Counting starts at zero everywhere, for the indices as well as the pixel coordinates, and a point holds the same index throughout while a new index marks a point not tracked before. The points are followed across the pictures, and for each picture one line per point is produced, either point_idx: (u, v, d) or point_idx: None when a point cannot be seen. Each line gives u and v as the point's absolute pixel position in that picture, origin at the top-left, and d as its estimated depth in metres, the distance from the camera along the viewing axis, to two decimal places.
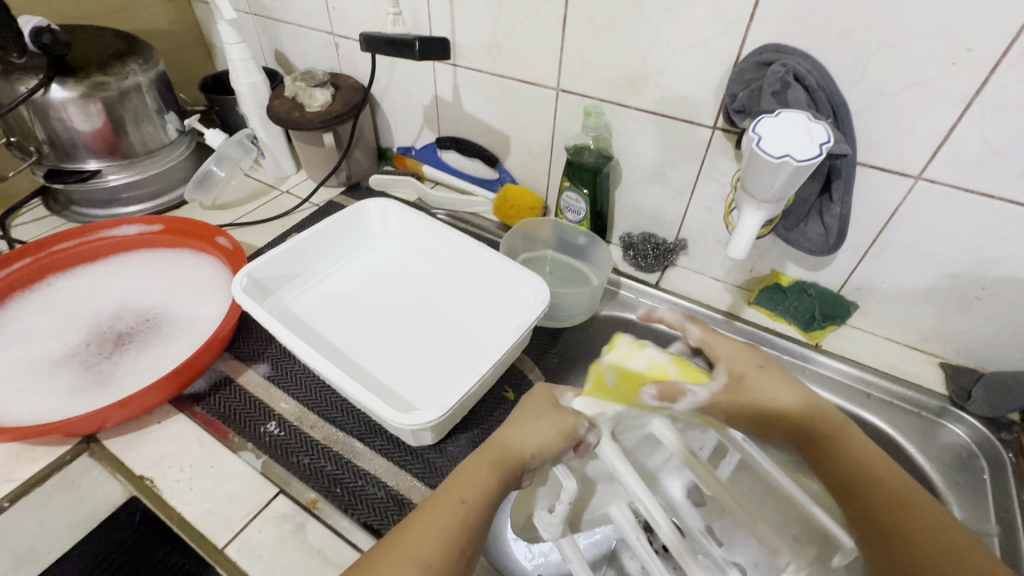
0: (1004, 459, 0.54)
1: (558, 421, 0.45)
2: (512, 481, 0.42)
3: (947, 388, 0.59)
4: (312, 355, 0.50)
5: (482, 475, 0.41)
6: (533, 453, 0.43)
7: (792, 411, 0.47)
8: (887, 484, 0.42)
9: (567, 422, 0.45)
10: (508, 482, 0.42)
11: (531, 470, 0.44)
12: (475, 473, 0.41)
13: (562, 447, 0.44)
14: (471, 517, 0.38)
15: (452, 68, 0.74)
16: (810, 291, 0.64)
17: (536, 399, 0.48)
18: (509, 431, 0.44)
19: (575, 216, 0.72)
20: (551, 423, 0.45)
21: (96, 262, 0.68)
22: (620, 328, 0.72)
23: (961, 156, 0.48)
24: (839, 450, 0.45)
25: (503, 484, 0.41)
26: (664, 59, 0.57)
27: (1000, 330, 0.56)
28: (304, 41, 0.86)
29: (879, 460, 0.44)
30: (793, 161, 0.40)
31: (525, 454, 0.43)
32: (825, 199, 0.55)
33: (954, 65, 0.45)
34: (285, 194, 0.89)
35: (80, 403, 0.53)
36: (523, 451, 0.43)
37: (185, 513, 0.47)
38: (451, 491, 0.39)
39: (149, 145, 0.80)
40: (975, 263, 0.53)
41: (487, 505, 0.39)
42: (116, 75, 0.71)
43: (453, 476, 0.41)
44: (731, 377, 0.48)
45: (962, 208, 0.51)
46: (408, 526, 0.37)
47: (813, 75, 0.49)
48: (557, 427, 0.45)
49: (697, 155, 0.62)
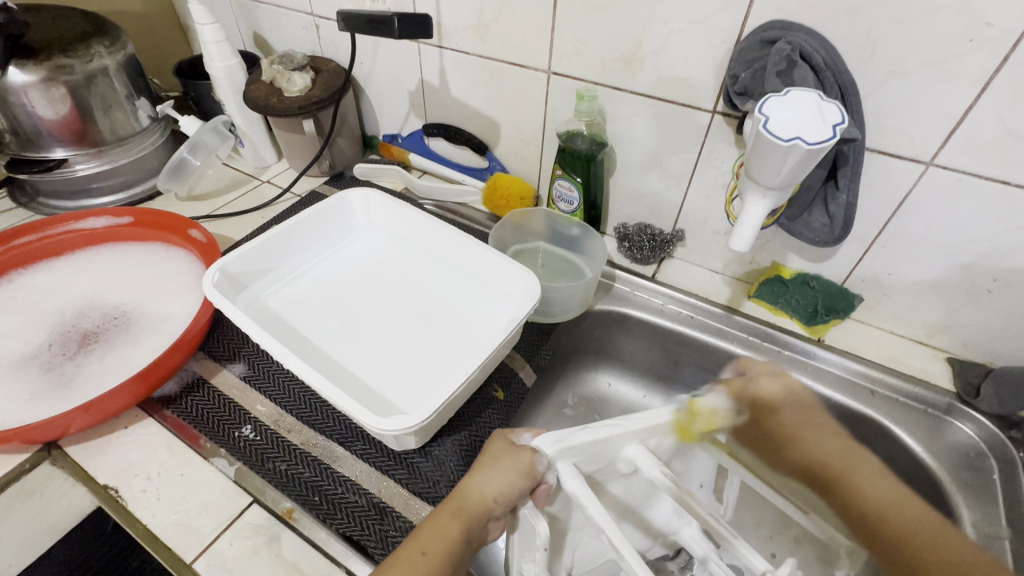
0: (1014, 458, 0.52)
1: (514, 462, 0.41)
2: (476, 531, 0.40)
3: (954, 384, 0.57)
4: (288, 356, 0.47)
5: (444, 526, 0.40)
6: (494, 497, 0.41)
7: (812, 455, 0.50)
8: (881, 513, 0.45)
9: (525, 459, 0.41)
10: (471, 536, 0.40)
11: (495, 517, 0.42)
12: (437, 525, 0.40)
13: (523, 489, 0.40)
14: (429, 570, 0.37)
15: (438, 51, 0.71)
16: (813, 283, 0.61)
17: (491, 446, 0.45)
18: (466, 484, 0.42)
19: (568, 206, 0.69)
20: (508, 462, 0.42)
21: (62, 257, 0.64)
22: (614, 322, 0.69)
23: (976, 140, 0.45)
24: (850, 491, 0.47)
25: (466, 535, 0.40)
26: (661, 37, 0.54)
27: (1010, 323, 0.54)
28: (284, 23, 0.82)
29: (879, 494, 0.46)
30: (803, 144, 0.37)
31: (486, 501, 0.41)
32: (831, 187, 0.52)
33: (971, 42, 0.42)
34: (266, 184, 0.85)
35: (41, 408, 0.49)
36: (483, 497, 0.41)
37: (151, 525, 0.45)
38: (411, 543, 0.38)
39: (120, 133, 0.75)
40: (988, 253, 0.51)
41: (452, 554, 0.38)
42: (81, 58, 0.67)
43: (415, 531, 0.40)
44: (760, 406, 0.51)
45: (974, 195, 0.48)
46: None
47: (821, 54, 0.45)
48: (514, 470, 0.41)
49: (696, 141, 0.59)
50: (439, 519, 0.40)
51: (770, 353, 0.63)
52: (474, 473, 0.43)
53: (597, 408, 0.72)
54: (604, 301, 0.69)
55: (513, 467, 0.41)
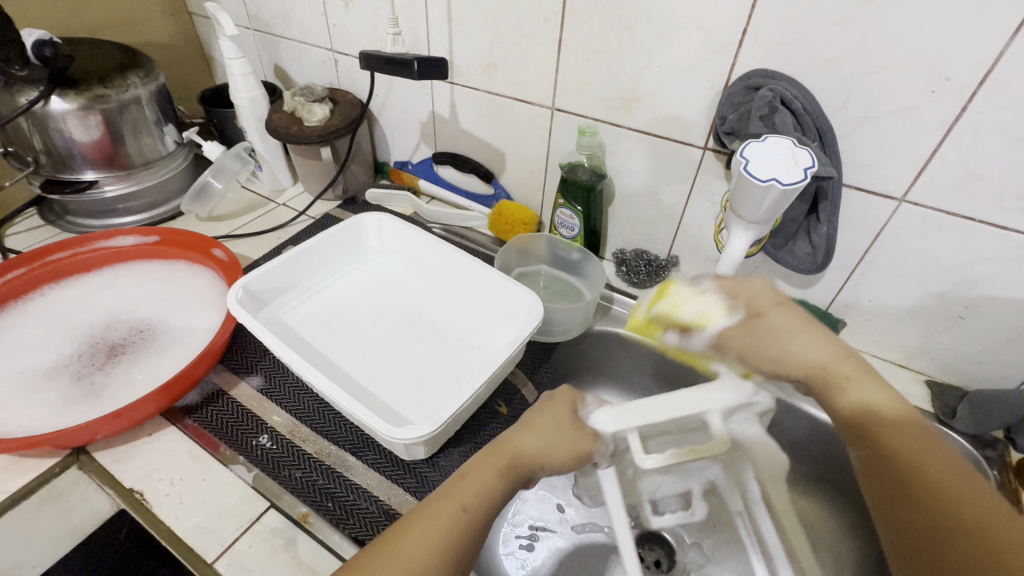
0: (988, 476, 0.55)
1: (576, 442, 0.45)
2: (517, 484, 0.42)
3: (932, 405, 0.60)
4: (307, 368, 0.50)
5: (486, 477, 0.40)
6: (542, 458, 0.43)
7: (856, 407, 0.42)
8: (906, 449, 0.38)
9: (580, 442, 0.45)
10: (515, 486, 0.42)
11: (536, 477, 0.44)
12: (483, 475, 0.40)
13: (569, 463, 0.45)
14: (472, 525, 0.37)
15: (450, 86, 0.76)
16: (799, 308, 0.65)
17: (552, 409, 0.47)
18: (512, 435, 0.44)
19: (569, 232, 0.73)
20: (568, 439, 0.45)
21: (90, 273, 0.68)
22: (612, 343, 0.73)
23: (942, 180, 0.50)
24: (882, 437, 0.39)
25: (509, 488, 0.41)
26: (656, 80, 0.59)
27: (983, 347, 0.57)
28: (305, 57, 0.87)
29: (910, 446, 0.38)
30: (779, 184, 0.41)
31: (534, 462, 0.43)
32: (813, 219, 0.56)
33: (933, 93, 0.46)
34: (281, 207, 0.89)
35: (70, 415, 0.52)
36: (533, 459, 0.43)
37: (174, 527, 0.47)
38: (453, 497, 0.38)
39: (147, 157, 0.80)
40: (959, 282, 0.55)
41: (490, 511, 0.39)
42: (117, 87, 0.71)
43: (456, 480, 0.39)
44: (749, 314, 0.48)
45: (943, 228, 0.52)
46: (408, 525, 0.36)
47: (800, 100, 0.50)
48: (570, 445, 0.45)
49: (689, 174, 0.63)
50: (485, 472, 0.40)
51: None
52: (530, 429, 0.45)
53: None
54: (602, 322, 0.72)
55: (566, 440, 0.45)
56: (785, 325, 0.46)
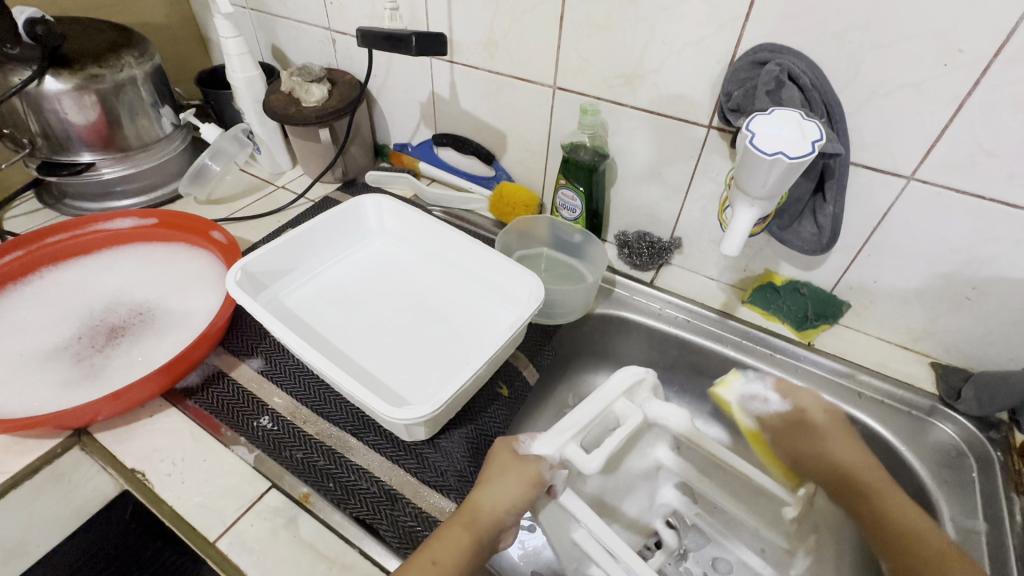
0: (991, 457, 0.54)
1: (525, 471, 0.44)
2: (487, 541, 0.43)
3: (937, 387, 0.60)
4: (306, 350, 0.49)
5: (455, 538, 0.42)
6: (504, 509, 0.43)
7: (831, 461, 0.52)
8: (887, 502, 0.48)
9: (531, 470, 0.44)
10: (484, 542, 0.43)
11: (506, 526, 0.44)
12: (449, 535, 0.42)
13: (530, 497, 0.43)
14: None
15: (449, 65, 0.74)
16: (803, 290, 0.64)
17: (497, 453, 0.47)
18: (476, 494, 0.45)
19: (572, 214, 0.72)
20: (517, 474, 0.44)
21: (89, 256, 0.68)
22: (614, 326, 0.72)
23: (952, 157, 0.49)
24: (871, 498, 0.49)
25: (477, 544, 0.42)
26: (660, 57, 0.57)
27: (989, 329, 0.57)
28: (302, 37, 0.86)
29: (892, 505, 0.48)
30: (786, 158, 0.40)
31: (495, 514, 0.43)
32: (819, 199, 0.55)
33: (945, 67, 0.45)
34: (280, 189, 0.88)
35: (71, 396, 0.52)
36: (493, 511, 0.43)
37: (176, 507, 0.47)
38: (423, 555, 0.41)
39: (144, 139, 0.79)
40: (966, 263, 0.54)
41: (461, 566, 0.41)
42: (111, 67, 0.70)
43: (425, 544, 0.42)
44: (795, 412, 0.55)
45: (952, 207, 0.51)
46: None
47: (807, 75, 0.49)
48: (522, 479, 0.44)
49: (693, 154, 0.62)
50: (451, 533, 0.42)
51: (763, 356, 0.65)
52: (484, 480, 0.45)
53: None
54: (604, 305, 0.72)
55: (515, 476, 0.44)
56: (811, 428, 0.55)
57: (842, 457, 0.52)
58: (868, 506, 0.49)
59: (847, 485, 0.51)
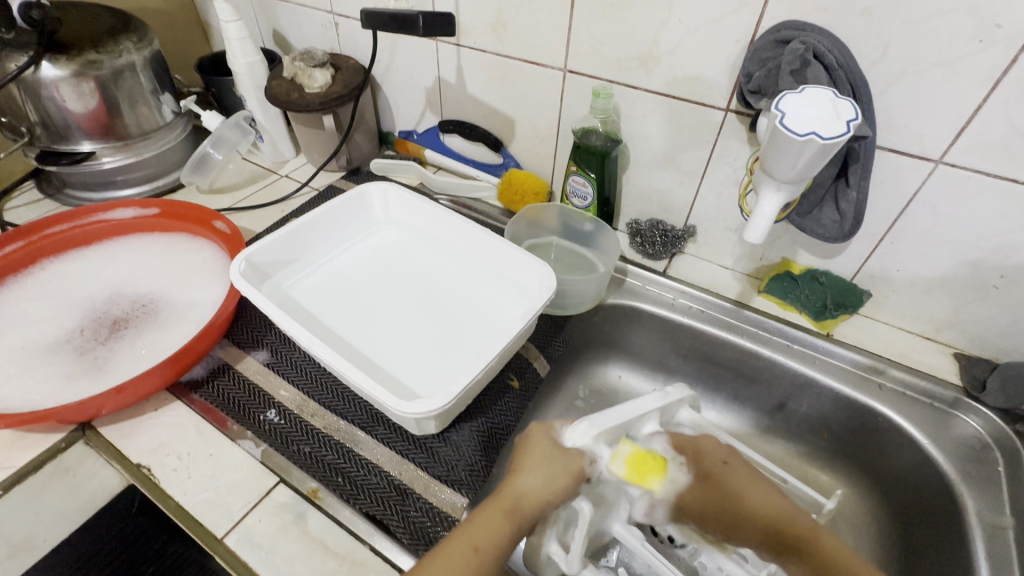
0: (1018, 451, 0.53)
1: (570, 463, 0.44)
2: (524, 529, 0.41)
3: (960, 379, 0.58)
4: (313, 342, 0.48)
5: (493, 521, 0.40)
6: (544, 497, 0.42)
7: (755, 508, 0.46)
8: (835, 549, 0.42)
9: (573, 463, 0.44)
10: (523, 531, 0.41)
11: (545, 516, 0.42)
12: (489, 520, 0.40)
13: (569, 491, 0.43)
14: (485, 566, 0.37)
15: (455, 48, 0.72)
16: (822, 279, 0.63)
17: (537, 437, 0.46)
18: (515, 476, 0.43)
19: (582, 202, 0.70)
20: (560, 466, 0.43)
21: (91, 247, 0.66)
22: (626, 317, 0.70)
23: (985, 139, 0.47)
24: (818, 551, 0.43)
25: (518, 532, 0.40)
26: (676, 37, 0.55)
27: (1017, 319, 0.55)
28: (304, 20, 0.84)
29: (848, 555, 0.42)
30: (819, 139, 0.38)
31: (538, 504, 0.41)
32: (841, 183, 0.53)
33: (981, 43, 0.43)
34: (284, 178, 0.87)
35: (74, 390, 0.51)
36: (534, 499, 0.41)
37: (182, 502, 0.47)
38: (463, 540, 0.38)
39: (144, 127, 0.77)
40: (995, 250, 0.52)
41: (500, 553, 0.39)
42: (110, 53, 0.68)
43: (462, 527, 0.40)
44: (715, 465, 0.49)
45: (983, 192, 0.49)
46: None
47: (833, 54, 0.47)
48: (565, 469, 0.43)
49: (709, 138, 0.60)
50: (491, 518, 0.40)
51: (779, 347, 0.64)
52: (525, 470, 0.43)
53: (607, 401, 0.73)
54: (616, 295, 0.70)
55: (560, 466, 0.43)
56: (738, 475, 0.48)
57: (758, 499, 0.47)
58: (814, 565, 0.43)
59: (780, 542, 0.45)
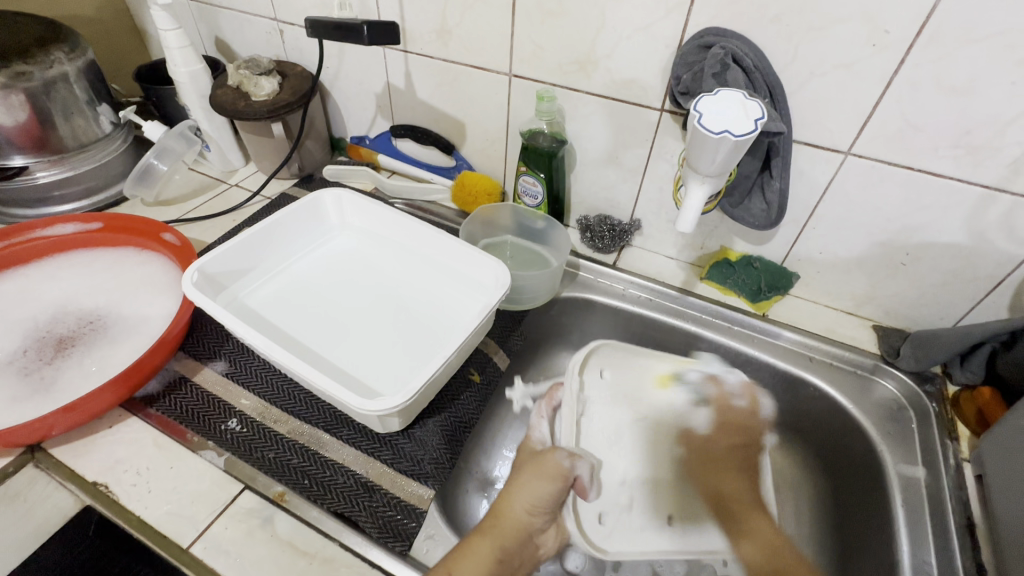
0: (928, 409, 0.59)
1: (546, 468, 0.53)
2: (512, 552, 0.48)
3: (879, 348, 0.65)
4: (272, 348, 0.49)
5: (479, 547, 0.46)
6: (528, 509, 0.50)
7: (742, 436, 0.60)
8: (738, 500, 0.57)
9: (552, 468, 0.53)
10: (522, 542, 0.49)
11: (530, 530, 0.50)
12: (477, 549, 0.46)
13: (553, 489, 0.53)
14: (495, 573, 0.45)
15: (403, 55, 0.73)
16: (756, 263, 0.68)
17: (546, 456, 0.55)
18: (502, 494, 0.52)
19: (533, 201, 0.73)
20: (539, 477, 0.53)
21: (29, 265, 0.64)
22: (580, 309, 0.74)
23: (884, 132, 0.52)
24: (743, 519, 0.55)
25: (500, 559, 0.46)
26: (612, 43, 0.59)
27: (922, 290, 0.61)
28: (246, 27, 0.83)
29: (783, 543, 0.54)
30: (732, 137, 0.42)
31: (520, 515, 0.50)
32: (766, 176, 0.58)
33: (873, 47, 0.48)
34: (234, 187, 0.85)
35: (20, 412, 0.50)
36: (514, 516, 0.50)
37: (144, 517, 0.46)
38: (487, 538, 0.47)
39: (81, 139, 0.75)
40: (901, 231, 0.58)
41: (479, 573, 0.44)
42: (39, 63, 0.66)
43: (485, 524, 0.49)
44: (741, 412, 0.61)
45: (886, 179, 0.55)
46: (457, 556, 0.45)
47: (751, 58, 0.52)
48: (545, 475, 0.53)
49: (647, 137, 0.64)
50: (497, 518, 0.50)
51: (721, 329, 0.69)
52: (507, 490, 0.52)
53: None
54: (570, 289, 0.73)
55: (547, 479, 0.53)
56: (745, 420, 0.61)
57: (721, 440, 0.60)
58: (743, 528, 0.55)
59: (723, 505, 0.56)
